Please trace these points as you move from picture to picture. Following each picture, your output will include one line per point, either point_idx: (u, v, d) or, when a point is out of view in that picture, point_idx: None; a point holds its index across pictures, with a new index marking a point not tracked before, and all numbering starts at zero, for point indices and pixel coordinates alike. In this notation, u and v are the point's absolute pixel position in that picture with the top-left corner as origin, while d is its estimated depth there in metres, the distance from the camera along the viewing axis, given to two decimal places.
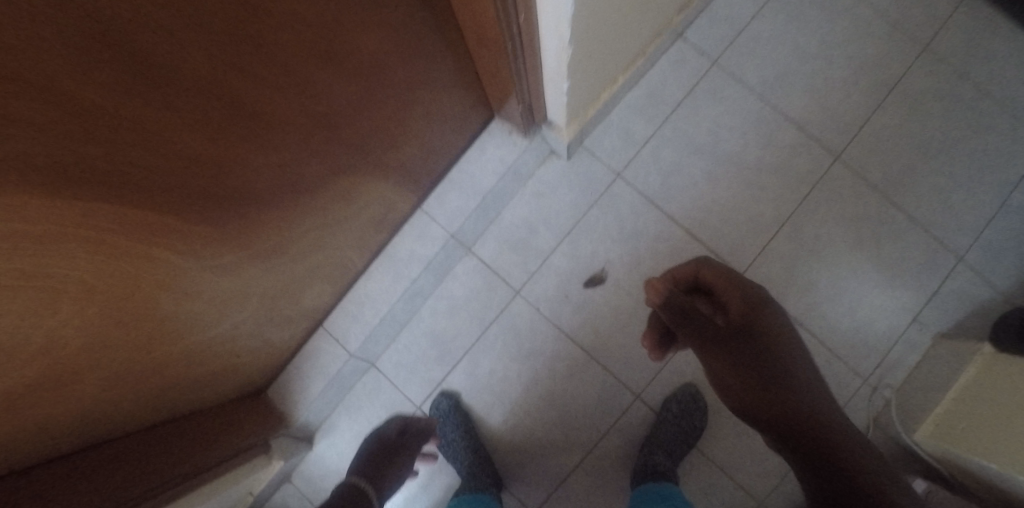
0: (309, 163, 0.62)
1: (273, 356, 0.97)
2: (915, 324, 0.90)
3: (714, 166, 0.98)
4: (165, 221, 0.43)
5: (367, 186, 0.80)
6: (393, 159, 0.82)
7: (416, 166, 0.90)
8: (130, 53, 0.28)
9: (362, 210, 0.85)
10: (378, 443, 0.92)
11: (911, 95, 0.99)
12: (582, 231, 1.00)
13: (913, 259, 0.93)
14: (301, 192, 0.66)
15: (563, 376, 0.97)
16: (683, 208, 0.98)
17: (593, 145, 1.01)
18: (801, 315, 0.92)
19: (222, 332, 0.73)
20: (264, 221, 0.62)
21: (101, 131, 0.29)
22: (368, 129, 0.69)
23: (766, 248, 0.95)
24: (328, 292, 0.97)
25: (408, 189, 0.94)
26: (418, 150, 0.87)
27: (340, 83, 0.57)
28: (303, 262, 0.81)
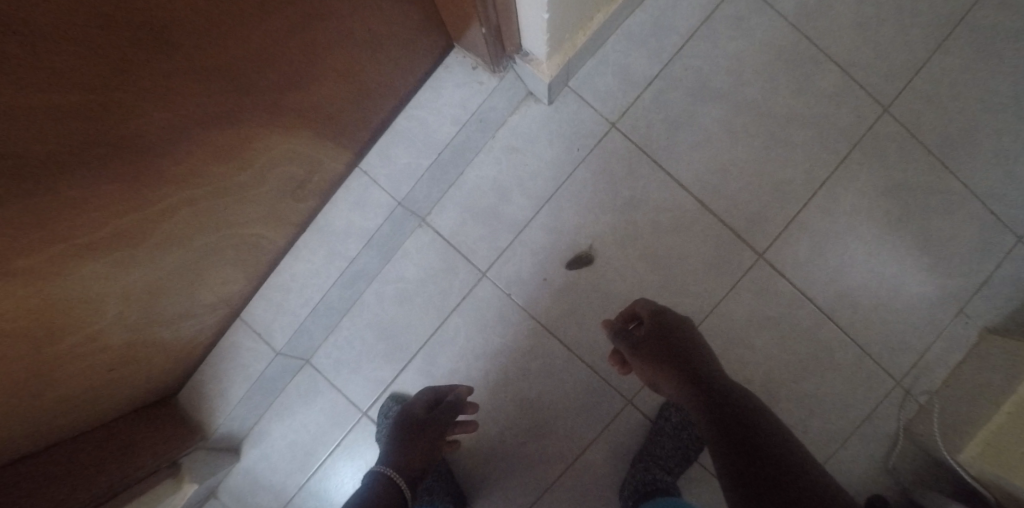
0: (260, 163, 0.59)
1: (174, 358, 0.76)
2: (959, 318, 0.76)
3: (734, 117, 0.77)
4: (78, 225, 0.40)
5: (267, 132, 0.56)
6: (306, 93, 0.57)
7: (345, 105, 0.65)
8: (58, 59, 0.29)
9: (269, 168, 0.61)
10: (406, 423, 0.70)
11: (982, 28, 0.78)
12: (566, 196, 0.78)
13: (965, 238, 0.76)
14: (244, 190, 0.60)
15: (539, 376, 0.79)
16: (694, 170, 0.76)
17: (580, 86, 0.78)
18: (829, 306, 0.75)
19: (70, 348, 0.51)
20: (195, 220, 0.56)
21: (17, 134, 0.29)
22: (327, 123, 0.65)
23: (794, 222, 0.76)
24: (239, 277, 0.75)
25: (336, 138, 0.69)
26: (345, 81, 0.61)
27: (298, 87, 0.55)
28: (178, 248, 0.57)
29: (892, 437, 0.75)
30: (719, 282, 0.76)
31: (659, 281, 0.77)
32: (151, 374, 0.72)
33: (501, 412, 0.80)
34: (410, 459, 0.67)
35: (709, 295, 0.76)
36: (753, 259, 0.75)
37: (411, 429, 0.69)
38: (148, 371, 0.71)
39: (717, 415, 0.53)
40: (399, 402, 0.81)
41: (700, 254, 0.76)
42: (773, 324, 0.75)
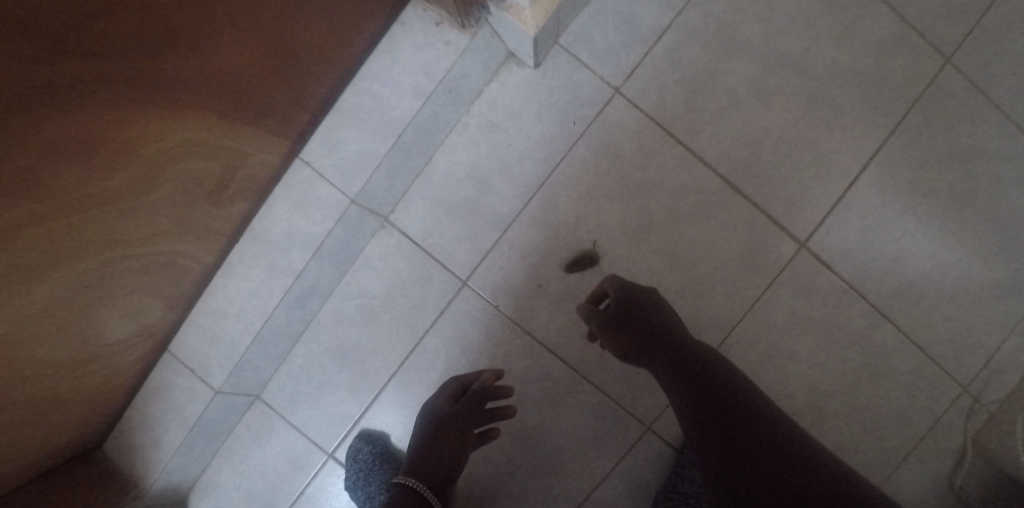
0: (157, 160, 0.44)
1: (85, 413, 0.60)
2: None
3: (765, 77, 0.62)
4: None
5: (157, 110, 0.40)
6: (172, 37, 0.37)
7: (246, 64, 0.46)
8: None
9: (125, 158, 0.40)
10: (425, 422, 0.59)
11: None
12: (562, 182, 0.63)
13: None
14: (136, 197, 0.44)
15: (540, 403, 0.65)
16: (718, 144, 0.62)
17: (574, 43, 0.62)
18: (883, 303, 0.63)
19: None
20: (68, 244, 0.40)
21: None
22: (252, 103, 0.50)
23: (841, 203, 0.62)
24: (156, 306, 0.59)
25: (241, 112, 0.49)
26: (240, 24, 0.42)
27: (199, 51, 0.40)
28: (24, 289, 0.38)
29: (958, 453, 0.63)
30: (752, 280, 0.62)
31: (680, 282, 0.63)
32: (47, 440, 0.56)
33: (495, 449, 0.66)
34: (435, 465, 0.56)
35: (741, 296, 0.62)
36: (793, 249, 0.62)
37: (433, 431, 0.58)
38: (42, 440, 0.54)
39: (704, 411, 0.44)
40: (370, 442, 0.67)
41: (729, 246, 0.62)
42: (819, 327, 0.62)
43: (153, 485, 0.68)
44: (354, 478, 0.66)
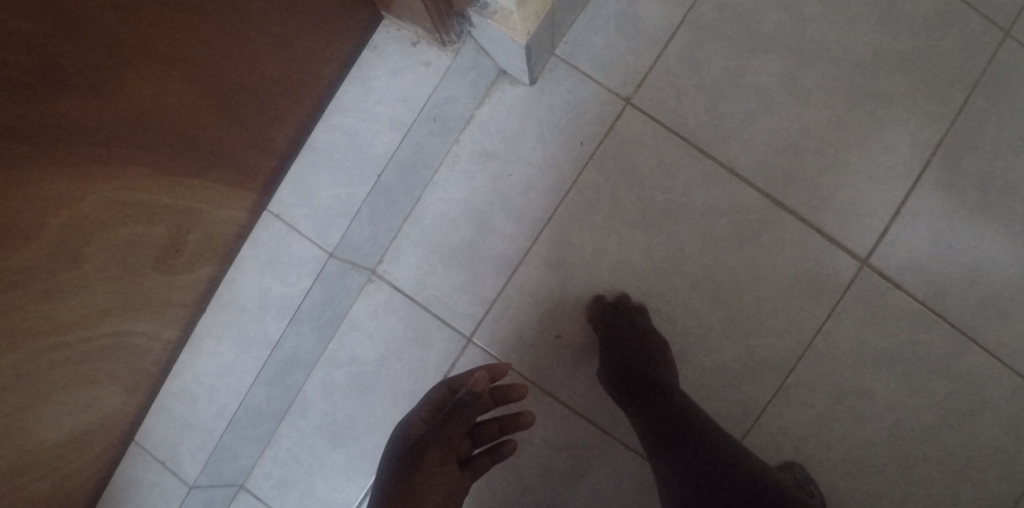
0: (67, 238, 0.34)
1: None
2: None
3: (799, 70, 0.53)
4: None
5: (68, 175, 0.31)
6: (51, 72, 0.27)
7: (178, 109, 0.37)
8: None
9: (13, 243, 0.30)
10: (400, 446, 0.45)
11: None
12: (572, 214, 0.54)
13: None
14: (46, 289, 0.35)
15: (569, 475, 0.55)
16: (752, 153, 0.53)
17: (572, 53, 0.54)
18: (968, 323, 0.53)
19: None
20: None
21: None
22: (193, 152, 0.41)
23: (904, 209, 0.52)
24: (111, 399, 0.50)
25: (179, 166, 0.40)
26: (155, 52, 0.32)
27: (122, 96, 0.32)
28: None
29: None
30: (807, 309, 0.52)
31: (723, 317, 0.53)
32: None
33: None
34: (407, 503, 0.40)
35: (796, 329, 0.52)
36: (854, 269, 0.52)
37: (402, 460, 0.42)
38: None
39: None
40: None
41: (776, 271, 0.52)
42: (894, 358, 0.52)
43: None
44: None
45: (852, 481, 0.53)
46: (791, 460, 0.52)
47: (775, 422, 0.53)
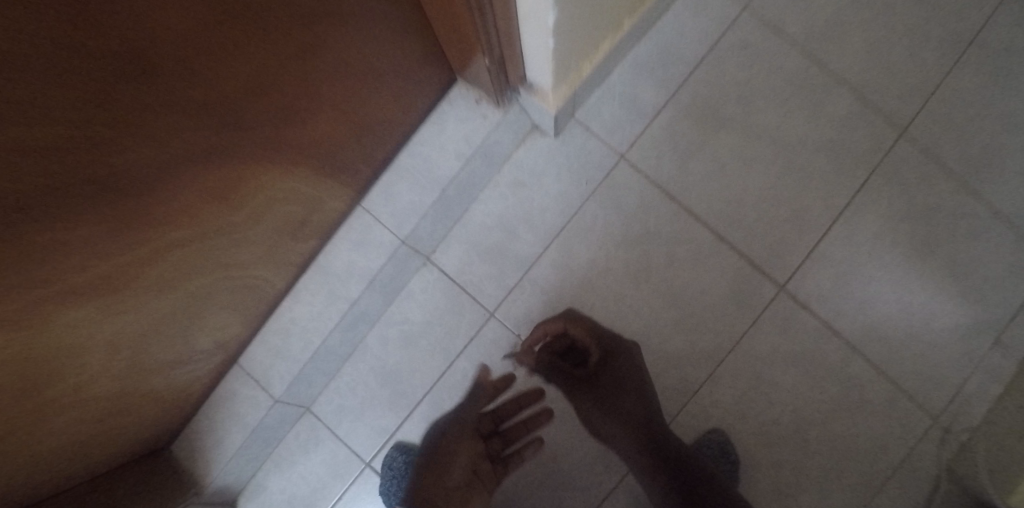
0: (246, 203, 0.54)
1: (168, 409, 0.71)
2: (995, 348, 0.71)
3: (745, 145, 0.75)
4: (45, 265, 0.34)
5: (262, 167, 0.52)
6: (259, 108, 0.45)
7: (325, 132, 0.58)
8: (123, 52, 0.27)
9: (222, 196, 0.49)
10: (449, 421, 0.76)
11: (993, 49, 0.77)
12: (576, 232, 0.75)
13: (996, 262, 0.72)
14: (229, 234, 0.55)
15: (553, 421, 0.75)
16: (708, 201, 0.75)
17: (587, 117, 0.76)
18: (858, 339, 0.72)
19: (62, 403, 0.48)
20: (177, 270, 0.51)
21: (49, 144, 0.26)
22: (323, 162, 0.62)
23: (815, 251, 0.73)
24: (238, 321, 0.71)
25: (314, 170, 0.61)
26: (320, 99, 0.53)
27: (301, 121, 0.53)
28: (144, 294, 0.49)
29: (933, 480, 0.70)
30: (739, 318, 0.72)
31: (677, 317, 0.73)
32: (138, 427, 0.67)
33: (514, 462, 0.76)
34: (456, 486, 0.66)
35: (729, 331, 0.73)
36: (774, 291, 0.72)
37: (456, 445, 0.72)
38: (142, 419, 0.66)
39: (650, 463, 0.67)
40: (405, 451, 0.78)
41: (717, 288, 0.73)
42: (800, 361, 0.72)
43: (212, 482, 0.78)
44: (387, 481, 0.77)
45: (760, 447, 0.72)
46: (715, 426, 0.72)
47: (708, 397, 0.72)
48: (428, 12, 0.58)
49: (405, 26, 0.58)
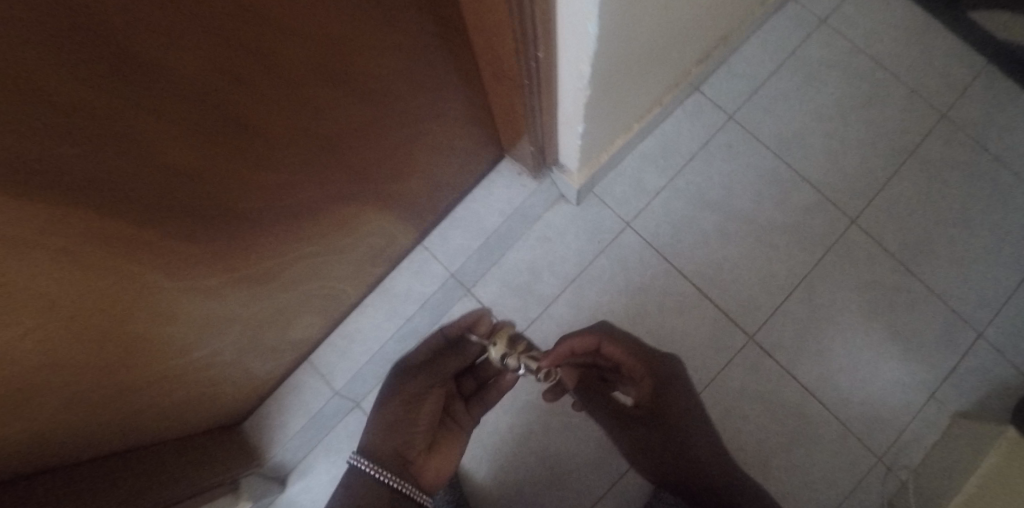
0: (330, 208, 0.69)
1: (253, 387, 0.92)
2: (931, 402, 0.85)
3: (725, 222, 0.98)
4: (191, 229, 0.48)
5: (344, 179, 0.67)
6: (349, 132, 0.59)
7: (394, 157, 0.73)
8: (261, 78, 0.40)
9: (312, 198, 0.64)
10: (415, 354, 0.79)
11: (930, 160, 0.97)
12: (587, 279, 0.99)
13: (931, 330, 0.88)
14: (317, 239, 0.73)
15: (558, 430, 0.95)
16: (692, 262, 0.97)
17: (603, 192, 1.02)
18: (813, 385, 0.88)
19: (200, 358, 0.72)
20: (286, 268, 0.72)
21: (205, 138, 0.39)
22: (390, 185, 0.78)
23: (778, 310, 0.92)
24: (318, 323, 0.93)
25: (382, 189, 0.77)
26: (394, 129, 0.67)
27: (377, 145, 0.67)
28: (245, 270, 0.64)
29: None
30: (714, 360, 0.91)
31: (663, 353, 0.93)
32: (233, 395, 0.88)
33: (525, 463, 0.95)
34: (423, 420, 0.71)
35: (704, 368, 0.91)
36: (744, 340, 0.92)
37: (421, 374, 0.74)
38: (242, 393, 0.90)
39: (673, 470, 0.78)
40: None
41: (696, 333, 0.93)
42: (762, 398, 0.89)
43: (273, 458, 0.97)
44: None
45: None
46: None
47: None
48: (494, 117, 0.86)
49: (476, 122, 0.85)
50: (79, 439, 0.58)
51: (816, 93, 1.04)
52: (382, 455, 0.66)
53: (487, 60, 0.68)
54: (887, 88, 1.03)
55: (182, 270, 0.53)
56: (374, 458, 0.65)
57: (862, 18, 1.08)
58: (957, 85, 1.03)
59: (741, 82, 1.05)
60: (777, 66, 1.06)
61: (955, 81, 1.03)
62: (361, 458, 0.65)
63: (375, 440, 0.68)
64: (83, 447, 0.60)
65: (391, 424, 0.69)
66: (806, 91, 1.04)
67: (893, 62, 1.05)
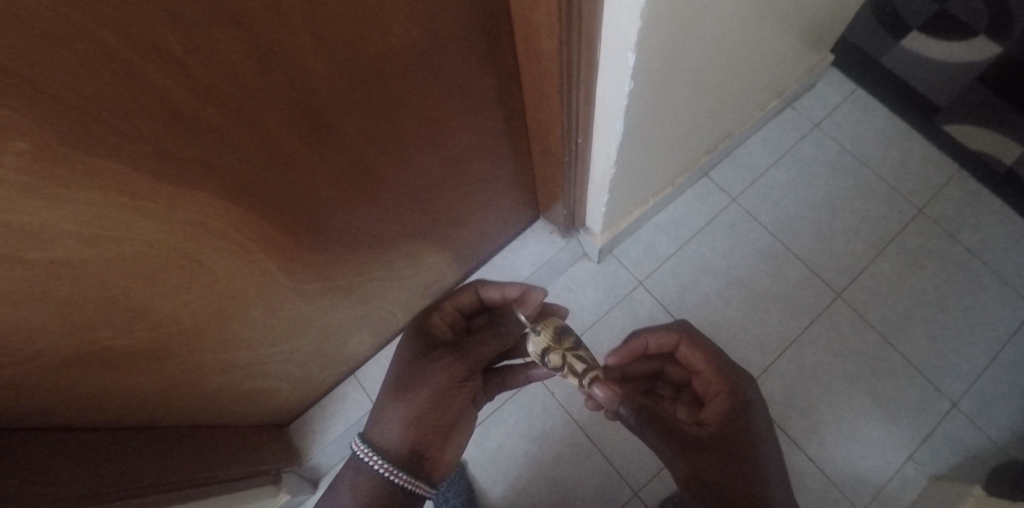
0: (394, 230, 0.85)
1: (307, 391, 1.10)
2: (910, 462, 0.98)
3: (724, 287, 1.16)
4: (276, 219, 0.63)
5: (404, 205, 0.82)
6: (411, 163, 0.74)
7: (446, 194, 0.88)
8: (341, 98, 0.54)
9: (375, 216, 0.78)
10: (430, 337, 0.80)
11: (908, 248, 1.14)
12: (602, 327, 1.18)
13: (910, 397, 1.02)
14: (383, 260, 0.91)
15: (569, 461, 1.08)
16: (695, 319, 1.15)
17: (621, 254, 1.23)
18: (803, 439, 1.01)
19: (280, 353, 0.90)
20: (359, 284, 0.91)
21: (293, 137, 0.53)
22: (444, 220, 0.94)
23: (770, 367, 1.08)
24: (368, 341, 1.12)
25: (434, 221, 0.92)
26: (448, 168, 0.82)
27: (435, 181, 0.82)
28: (316, 273, 0.79)
29: None
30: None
31: None
32: (286, 397, 1.05)
33: (535, 487, 1.07)
34: (444, 419, 0.75)
35: None
36: None
37: (457, 368, 0.74)
38: (290, 396, 1.06)
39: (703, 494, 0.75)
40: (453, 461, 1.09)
41: None
42: None
43: (311, 458, 1.13)
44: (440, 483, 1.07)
45: None
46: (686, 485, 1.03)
47: None
48: (535, 184, 1.07)
49: (520, 188, 1.05)
50: (189, 403, 0.81)
51: (809, 184, 1.23)
52: (398, 457, 0.71)
53: (537, 137, 0.89)
54: (872, 183, 1.22)
55: (309, 268, 0.77)
56: (391, 460, 0.70)
57: (850, 124, 1.28)
58: (934, 184, 1.20)
59: (744, 171, 1.26)
60: (776, 159, 1.26)
61: (933, 180, 1.21)
62: (381, 459, 0.70)
63: (395, 438, 0.72)
64: (190, 411, 0.83)
65: (414, 420, 0.73)
66: (801, 181, 1.23)
67: (876, 163, 1.24)
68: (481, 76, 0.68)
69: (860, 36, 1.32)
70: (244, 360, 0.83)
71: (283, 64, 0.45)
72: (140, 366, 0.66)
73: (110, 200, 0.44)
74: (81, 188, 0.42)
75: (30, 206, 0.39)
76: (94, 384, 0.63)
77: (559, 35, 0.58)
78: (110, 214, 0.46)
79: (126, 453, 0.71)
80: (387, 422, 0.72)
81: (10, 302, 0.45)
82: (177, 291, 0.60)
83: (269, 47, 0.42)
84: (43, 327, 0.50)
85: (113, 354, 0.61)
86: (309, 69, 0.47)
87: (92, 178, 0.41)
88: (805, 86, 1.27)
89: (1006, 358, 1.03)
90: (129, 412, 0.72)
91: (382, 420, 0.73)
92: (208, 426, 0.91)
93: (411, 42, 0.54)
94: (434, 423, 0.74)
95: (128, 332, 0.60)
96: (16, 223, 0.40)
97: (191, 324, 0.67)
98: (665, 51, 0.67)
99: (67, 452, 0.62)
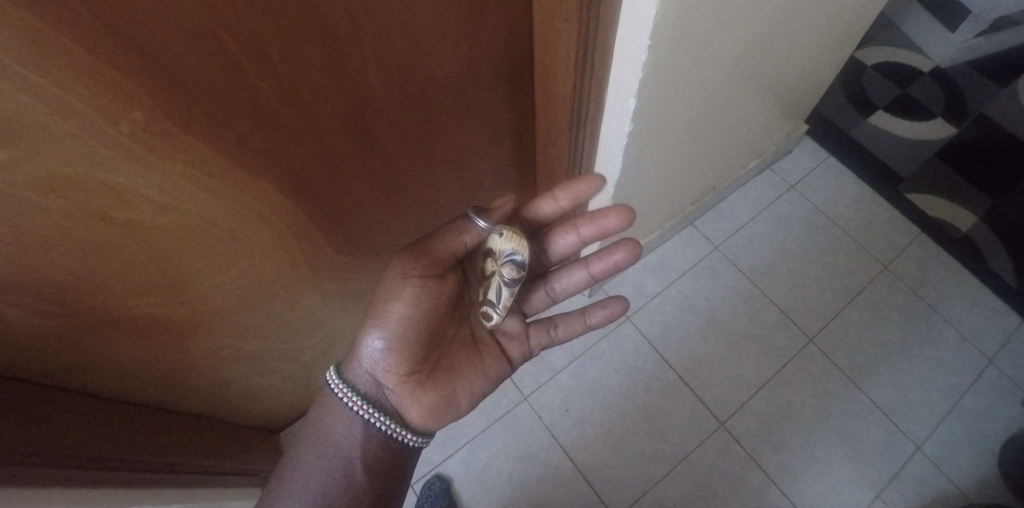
0: (405, 240, 0.92)
1: (297, 394, 1.14)
2: (878, 501, 1.10)
3: (706, 326, 1.27)
4: (306, 212, 0.68)
5: (421, 215, 0.88)
6: (431, 176, 0.80)
7: (457, 209, 0.95)
8: (382, 108, 0.61)
9: (392, 225, 0.85)
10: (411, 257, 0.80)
11: (875, 299, 1.29)
12: (591, 357, 1.25)
13: (878, 441, 1.15)
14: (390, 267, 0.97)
15: (553, 483, 1.13)
16: (678, 354, 1.24)
17: (611, 288, 1.32)
18: (777, 473, 1.13)
19: (288, 349, 0.96)
20: (363, 287, 0.97)
21: (336, 136, 0.60)
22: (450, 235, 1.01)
23: (746, 403, 1.19)
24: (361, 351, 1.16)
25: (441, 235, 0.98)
26: (463, 187, 0.90)
27: (450, 197, 0.90)
28: (330, 271, 0.85)
29: None
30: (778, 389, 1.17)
31: (646, 426, 1.17)
32: (280, 398, 1.11)
33: None
34: (412, 349, 0.75)
35: (685, 444, 1.15)
36: (716, 426, 1.17)
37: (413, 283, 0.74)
38: (280, 400, 1.11)
39: None
40: (440, 478, 1.13)
41: (676, 414, 1.18)
42: (728, 476, 1.13)
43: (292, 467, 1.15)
44: (427, 499, 1.11)
45: None
46: None
47: (663, 490, 1.12)
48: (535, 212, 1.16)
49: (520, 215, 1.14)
50: (193, 387, 0.85)
51: (784, 237, 1.36)
52: (362, 387, 0.74)
53: (542, 170, 0.99)
54: (841, 240, 1.36)
55: (329, 268, 0.84)
56: (353, 389, 0.74)
57: (823, 187, 1.43)
58: (898, 244, 1.35)
59: (727, 221, 1.39)
60: (755, 214, 1.39)
61: (896, 241, 1.35)
62: (342, 386, 0.74)
63: (363, 368, 0.75)
64: (192, 395, 0.87)
65: (376, 346, 0.74)
66: (777, 234, 1.37)
67: (846, 224, 1.38)
68: (501, 111, 0.79)
69: (832, 111, 1.49)
70: (254, 351, 0.88)
71: (345, 73, 0.53)
72: (164, 341, 0.71)
73: (187, 174, 0.51)
74: (168, 158, 0.49)
75: (123, 168, 0.47)
76: (124, 354, 0.68)
77: (573, 81, 0.69)
78: (186, 187, 0.53)
79: (135, 426, 0.76)
80: (359, 350, 0.75)
81: (78, 254, 0.51)
82: (214, 271, 0.66)
83: (337, 56, 0.51)
84: (97, 287, 0.56)
85: (149, 325, 0.66)
86: (367, 82, 0.56)
87: (181, 151, 0.49)
88: (782, 151, 1.43)
89: (965, 405, 1.17)
90: (145, 389, 0.77)
91: (355, 351, 0.76)
92: (205, 417, 0.96)
93: (451, 72, 0.64)
94: (406, 354, 0.74)
95: (165, 305, 0.65)
96: (108, 181, 0.47)
97: (219, 306, 0.73)
98: (659, 100, 0.78)
99: (89, 417, 0.68)
